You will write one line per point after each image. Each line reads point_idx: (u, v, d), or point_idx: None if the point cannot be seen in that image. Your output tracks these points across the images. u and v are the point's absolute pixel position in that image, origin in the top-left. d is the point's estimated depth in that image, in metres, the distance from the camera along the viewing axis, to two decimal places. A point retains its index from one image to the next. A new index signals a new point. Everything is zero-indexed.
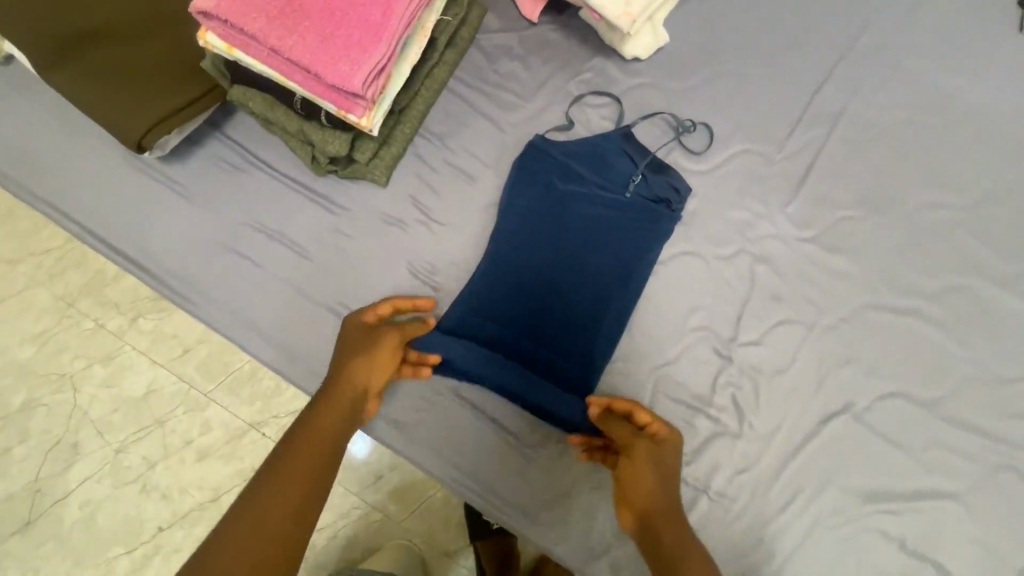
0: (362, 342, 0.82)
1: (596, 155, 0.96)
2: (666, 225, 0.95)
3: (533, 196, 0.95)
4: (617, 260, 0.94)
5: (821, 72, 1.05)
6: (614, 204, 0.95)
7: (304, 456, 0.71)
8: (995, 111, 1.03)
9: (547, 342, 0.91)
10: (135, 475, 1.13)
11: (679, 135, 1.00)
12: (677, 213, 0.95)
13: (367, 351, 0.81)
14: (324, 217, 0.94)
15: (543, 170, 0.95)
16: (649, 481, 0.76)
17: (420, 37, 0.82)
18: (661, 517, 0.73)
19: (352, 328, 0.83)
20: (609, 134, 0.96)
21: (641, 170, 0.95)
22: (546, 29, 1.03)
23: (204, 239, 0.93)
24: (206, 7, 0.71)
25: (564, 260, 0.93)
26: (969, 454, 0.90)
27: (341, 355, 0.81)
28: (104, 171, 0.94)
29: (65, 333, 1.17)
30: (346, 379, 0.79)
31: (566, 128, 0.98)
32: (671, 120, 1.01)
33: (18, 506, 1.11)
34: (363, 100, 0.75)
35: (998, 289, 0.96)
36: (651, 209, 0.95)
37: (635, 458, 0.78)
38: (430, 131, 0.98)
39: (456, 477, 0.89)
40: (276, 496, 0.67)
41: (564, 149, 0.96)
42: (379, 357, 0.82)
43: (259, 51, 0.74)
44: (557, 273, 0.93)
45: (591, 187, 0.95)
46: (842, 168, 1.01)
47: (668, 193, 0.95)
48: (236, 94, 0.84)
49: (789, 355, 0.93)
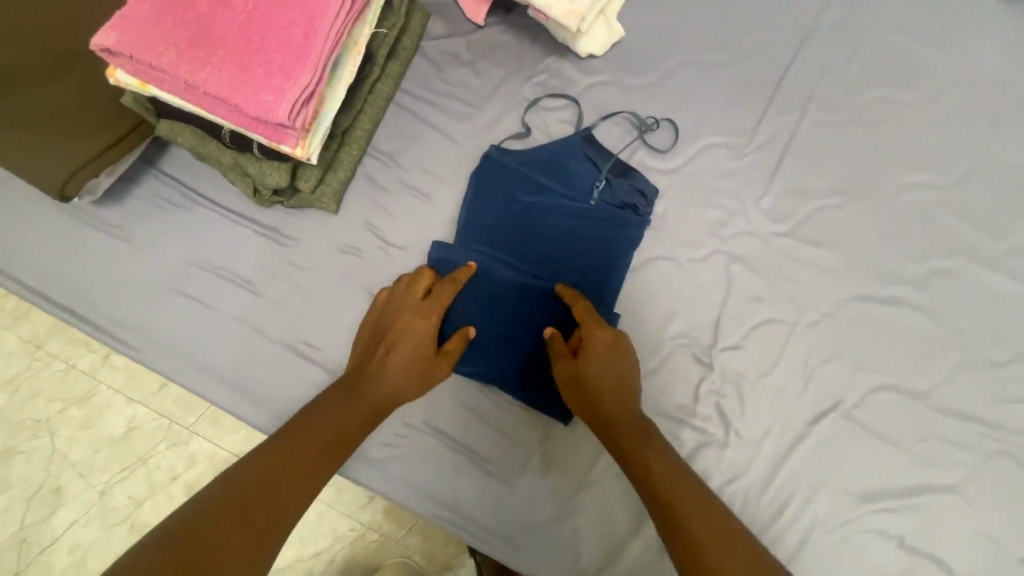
0: (417, 353, 0.78)
1: (556, 162, 0.91)
2: (635, 231, 0.91)
3: (494, 213, 0.90)
4: (588, 269, 0.89)
5: (790, 53, 1.00)
6: (579, 211, 0.90)
7: (324, 438, 0.70)
8: (972, 82, 0.99)
9: (523, 358, 0.87)
10: (122, 515, 1.08)
11: (642, 135, 0.95)
12: (645, 217, 0.91)
13: (417, 366, 0.78)
14: (273, 249, 0.89)
15: (501, 182, 0.90)
16: (623, 369, 0.78)
17: (354, 54, 0.77)
18: (628, 412, 0.76)
19: (412, 326, 0.79)
20: (568, 139, 0.92)
21: (604, 174, 0.91)
22: (495, 31, 0.98)
23: (153, 280, 0.88)
24: (109, 44, 0.66)
25: (532, 273, 0.89)
26: (965, 445, 0.87)
27: (395, 350, 0.78)
28: (45, 217, 0.89)
29: (35, 378, 1.11)
30: (389, 377, 0.77)
31: (523, 136, 0.93)
32: (633, 118, 0.95)
33: (5, 556, 1.07)
34: (293, 129, 0.70)
35: (984, 269, 0.92)
36: (619, 216, 0.91)
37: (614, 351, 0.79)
38: (379, 149, 0.93)
39: (436, 510, 0.85)
40: (292, 471, 0.65)
41: (523, 160, 0.91)
42: (420, 374, 0.78)
43: (174, 86, 0.69)
44: (526, 286, 0.88)
45: (552, 195, 0.90)
46: (819, 153, 0.96)
47: (634, 198, 0.92)
48: (164, 128, 0.80)
49: (772, 357, 0.89)
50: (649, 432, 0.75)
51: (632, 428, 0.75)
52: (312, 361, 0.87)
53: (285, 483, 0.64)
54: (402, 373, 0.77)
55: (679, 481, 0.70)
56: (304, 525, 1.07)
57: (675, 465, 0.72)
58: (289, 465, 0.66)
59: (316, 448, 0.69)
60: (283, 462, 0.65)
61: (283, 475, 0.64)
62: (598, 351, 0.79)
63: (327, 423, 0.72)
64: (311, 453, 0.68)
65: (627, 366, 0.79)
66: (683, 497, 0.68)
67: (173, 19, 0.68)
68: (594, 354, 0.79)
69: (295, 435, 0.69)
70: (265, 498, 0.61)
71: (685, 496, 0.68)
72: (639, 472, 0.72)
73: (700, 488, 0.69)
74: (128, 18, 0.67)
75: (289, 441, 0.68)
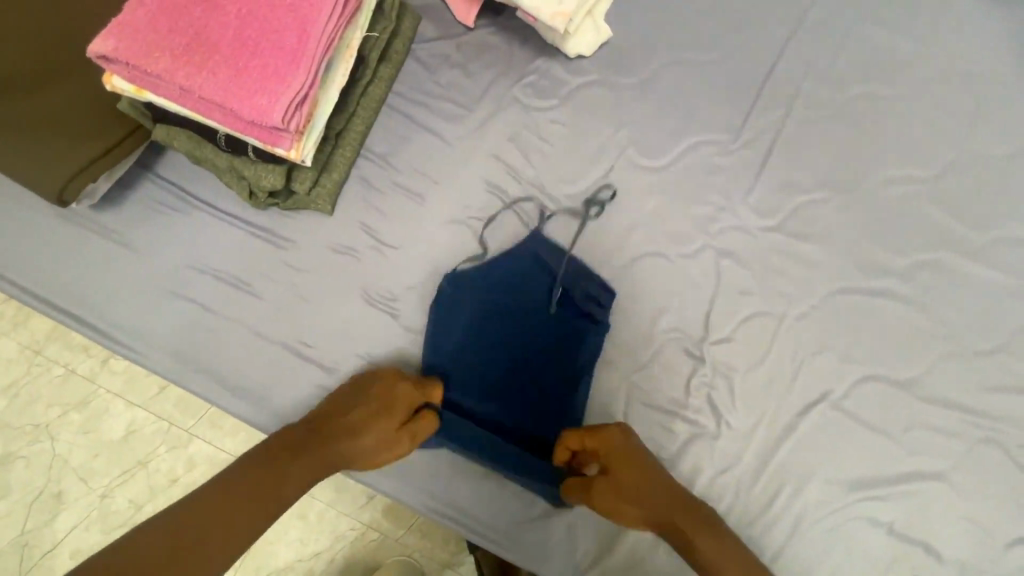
0: (378, 434, 0.79)
1: (513, 279, 0.91)
2: (594, 340, 0.90)
3: (461, 343, 0.89)
4: (554, 383, 0.89)
5: (774, 50, 1.02)
6: (539, 326, 0.90)
7: (289, 471, 0.74)
8: (952, 76, 1.01)
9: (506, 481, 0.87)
10: (123, 518, 1.09)
11: (591, 217, 0.94)
12: (602, 324, 0.90)
13: (373, 447, 0.79)
14: (270, 252, 0.90)
15: (463, 306, 0.89)
16: (643, 457, 0.80)
17: (346, 57, 0.78)
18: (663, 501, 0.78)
19: (388, 407, 0.81)
20: (523, 246, 0.92)
21: (560, 281, 0.90)
22: (485, 33, 0.99)
23: (148, 283, 0.89)
24: (104, 51, 0.68)
25: (500, 395, 0.88)
26: (951, 433, 0.89)
27: (364, 424, 0.79)
28: (44, 222, 0.90)
29: (35, 383, 1.12)
30: (347, 445, 0.78)
31: (480, 256, 0.92)
32: (578, 203, 0.94)
33: (6, 562, 1.07)
34: (288, 132, 0.71)
35: (966, 260, 0.94)
36: (577, 326, 0.90)
37: (626, 446, 0.80)
38: (372, 151, 0.94)
39: (433, 506, 0.87)
40: (256, 496, 0.70)
41: (483, 278, 0.91)
42: (371, 451, 0.79)
43: (170, 92, 0.70)
44: (495, 409, 0.88)
45: (512, 314, 0.90)
46: (803, 149, 0.98)
47: (588, 304, 0.90)
48: (160, 133, 0.81)
49: (762, 348, 0.91)
50: (692, 511, 0.77)
51: (674, 512, 0.77)
52: (307, 360, 0.88)
53: (245, 512, 0.68)
54: (357, 448, 0.78)
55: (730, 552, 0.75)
56: (305, 525, 1.08)
57: (719, 534, 0.76)
58: (253, 492, 0.70)
59: (280, 480, 0.72)
60: (251, 488, 0.70)
61: (249, 499, 0.70)
62: (614, 460, 0.80)
63: (298, 456, 0.75)
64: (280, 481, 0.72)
65: (642, 458, 0.80)
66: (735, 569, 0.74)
67: (167, 26, 0.69)
68: (614, 457, 0.80)
69: (270, 460, 0.74)
70: (225, 520, 0.67)
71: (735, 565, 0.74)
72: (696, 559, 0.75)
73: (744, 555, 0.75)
74: (123, 25, 0.69)
75: (263, 463, 0.73)
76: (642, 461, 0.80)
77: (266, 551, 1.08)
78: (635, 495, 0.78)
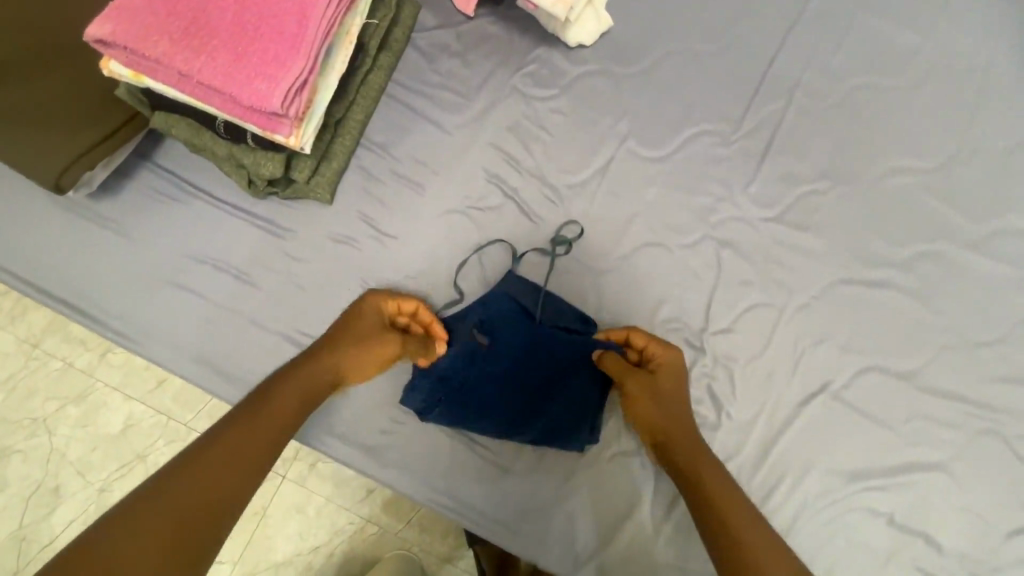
0: (356, 343, 0.82)
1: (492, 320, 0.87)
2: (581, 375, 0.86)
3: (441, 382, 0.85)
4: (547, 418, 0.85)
5: (775, 41, 1.01)
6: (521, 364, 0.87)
7: (274, 403, 0.75)
8: (952, 67, 1.01)
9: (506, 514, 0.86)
10: None
11: (559, 255, 0.92)
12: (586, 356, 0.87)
13: (354, 355, 0.82)
14: (268, 242, 0.90)
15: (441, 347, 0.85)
16: (683, 383, 0.84)
17: (345, 44, 0.78)
18: (679, 423, 0.80)
19: (361, 320, 0.84)
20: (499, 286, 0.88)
21: (539, 319, 0.87)
22: (485, 22, 0.99)
23: (146, 275, 0.89)
24: (102, 35, 0.67)
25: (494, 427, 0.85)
26: (950, 424, 0.88)
27: (340, 338, 0.82)
28: (41, 213, 0.90)
29: (33, 376, 1.12)
30: (328, 361, 0.81)
31: (455, 300, 0.89)
32: (545, 240, 0.92)
33: (4, 556, 1.07)
34: (287, 118, 0.71)
35: (967, 251, 0.94)
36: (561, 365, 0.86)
37: (677, 367, 0.84)
38: (372, 140, 0.94)
39: (432, 496, 0.87)
40: (250, 443, 0.70)
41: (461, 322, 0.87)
42: (353, 361, 0.82)
43: (168, 77, 0.70)
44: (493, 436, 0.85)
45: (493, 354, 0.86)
46: (804, 140, 0.98)
47: None
48: (159, 121, 0.81)
49: (763, 338, 0.91)
50: (703, 447, 0.79)
51: (686, 438, 0.79)
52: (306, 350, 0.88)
53: (235, 466, 0.67)
54: (340, 364, 0.81)
55: (728, 491, 0.74)
56: (305, 518, 1.08)
57: (721, 473, 0.76)
58: (248, 442, 0.70)
59: (273, 425, 0.73)
60: (246, 433, 0.70)
61: (243, 449, 0.69)
62: (663, 366, 0.83)
63: (283, 394, 0.76)
64: (266, 425, 0.72)
65: (683, 384, 0.83)
66: (729, 503, 0.73)
67: (165, 10, 0.69)
68: (663, 366, 0.83)
69: (265, 401, 0.75)
70: (221, 475, 0.65)
71: (731, 501, 0.73)
72: (689, 483, 0.76)
73: (742, 500, 0.74)
74: (120, 9, 0.68)
75: (260, 407, 0.74)
76: (681, 386, 0.83)
77: (266, 544, 1.07)
78: (665, 406, 0.81)
